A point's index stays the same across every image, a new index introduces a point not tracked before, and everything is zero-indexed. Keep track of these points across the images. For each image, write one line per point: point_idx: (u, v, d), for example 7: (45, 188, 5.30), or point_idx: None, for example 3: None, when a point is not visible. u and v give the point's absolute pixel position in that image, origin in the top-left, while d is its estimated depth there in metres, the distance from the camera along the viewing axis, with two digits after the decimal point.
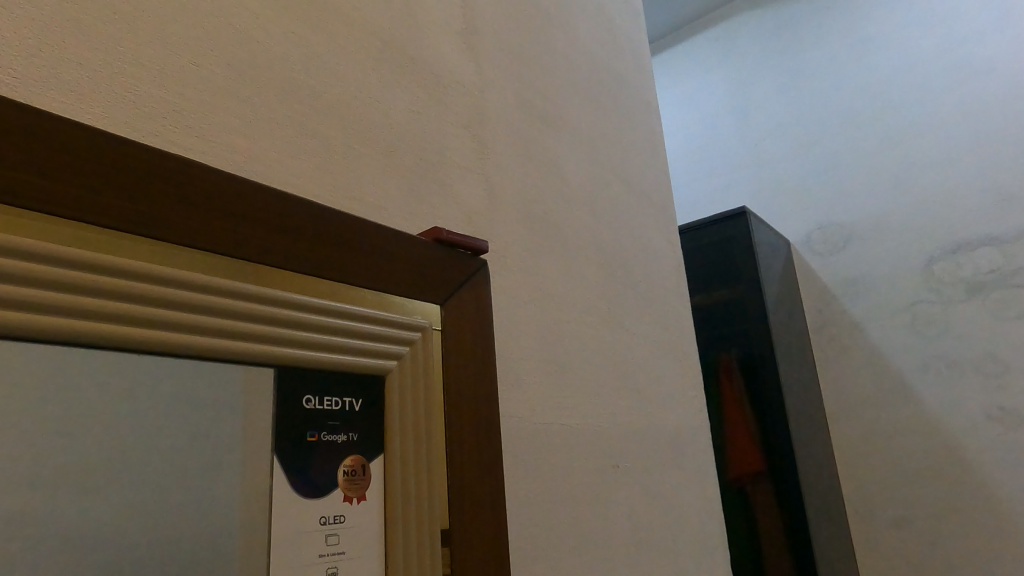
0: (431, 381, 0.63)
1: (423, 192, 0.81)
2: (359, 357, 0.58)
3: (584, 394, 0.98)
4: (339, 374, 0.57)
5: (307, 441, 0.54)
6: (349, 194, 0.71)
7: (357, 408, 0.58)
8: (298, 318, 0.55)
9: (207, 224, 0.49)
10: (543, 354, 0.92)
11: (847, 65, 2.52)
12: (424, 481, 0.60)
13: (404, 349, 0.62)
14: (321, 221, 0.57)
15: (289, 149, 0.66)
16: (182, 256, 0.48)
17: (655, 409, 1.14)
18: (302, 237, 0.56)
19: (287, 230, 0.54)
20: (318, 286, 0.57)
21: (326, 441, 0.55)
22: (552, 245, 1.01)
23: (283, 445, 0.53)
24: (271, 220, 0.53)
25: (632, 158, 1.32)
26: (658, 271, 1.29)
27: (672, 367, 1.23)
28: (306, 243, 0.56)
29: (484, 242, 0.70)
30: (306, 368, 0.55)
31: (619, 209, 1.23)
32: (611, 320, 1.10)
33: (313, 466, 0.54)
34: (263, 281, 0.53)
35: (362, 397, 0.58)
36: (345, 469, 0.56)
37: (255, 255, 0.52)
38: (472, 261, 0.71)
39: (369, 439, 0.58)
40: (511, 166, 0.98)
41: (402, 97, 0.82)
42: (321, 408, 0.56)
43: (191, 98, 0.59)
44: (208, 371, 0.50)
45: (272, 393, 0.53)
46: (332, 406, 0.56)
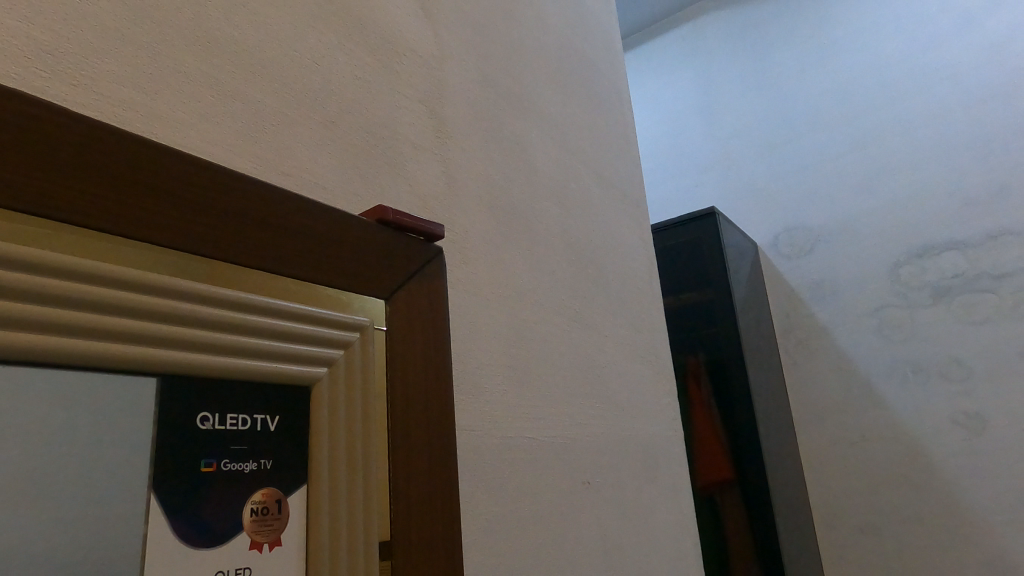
0: (371, 393, 0.50)
1: (370, 171, 0.69)
2: (281, 364, 0.46)
3: (552, 403, 0.88)
4: (253, 385, 0.44)
5: (200, 472, 0.39)
6: (277, 169, 0.59)
7: (273, 427, 0.43)
8: (199, 312, 0.42)
9: (67, 185, 0.36)
10: (507, 359, 0.82)
11: (814, 67, 2.48)
12: (359, 511, 0.47)
13: (339, 353, 0.49)
14: (232, 189, 0.44)
15: (200, 109, 0.54)
16: (27, 228, 0.35)
17: (627, 417, 1.05)
18: (206, 208, 0.42)
19: (184, 198, 0.41)
20: (225, 272, 0.44)
21: (228, 472, 0.40)
22: (518, 238, 0.91)
23: (165, 480, 0.37)
24: (163, 184, 0.40)
25: (603, 148, 1.23)
26: (631, 270, 1.20)
27: (645, 372, 1.15)
28: (210, 216, 0.42)
29: (439, 227, 0.58)
30: (208, 377, 0.41)
31: (589, 202, 1.13)
32: (581, 321, 1.01)
33: (207, 506, 0.39)
34: (150, 265, 0.40)
35: (282, 414, 0.44)
36: (253, 506, 0.41)
37: (137, 229, 0.39)
38: (425, 247, 0.58)
39: (288, 468, 0.43)
40: (472, 149, 0.87)
41: (346, 61, 0.71)
42: (223, 427, 0.41)
43: (67, 40, 0.47)
44: (64, 381, 0.35)
45: (152, 411, 0.38)
46: (237, 425, 0.42)
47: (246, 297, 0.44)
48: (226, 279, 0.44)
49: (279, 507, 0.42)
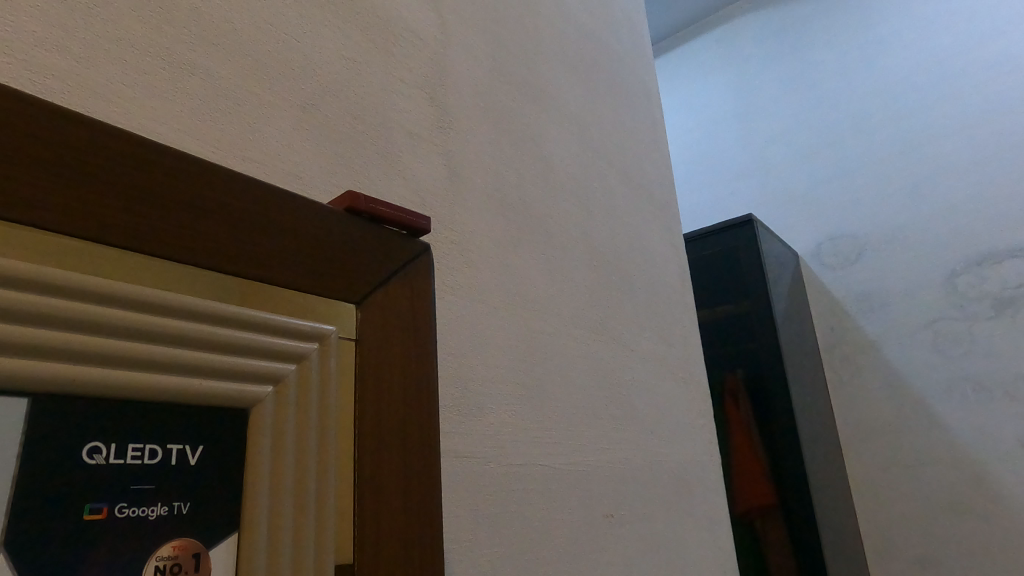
0: (329, 428, 0.41)
1: (356, 161, 0.61)
2: (213, 380, 0.36)
3: (569, 425, 0.78)
4: (171, 408, 0.34)
5: (83, 521, 0.29)
6: (243, 154, 0.51)
7: (193, 461, 0.34)
8: (101, 316, 0.32)
9: None
10: (516, 376, 0.72)
11: (858, 66, 2.35)
12: (308, 560, 0.37)
13: (290, 368, 0.40)
14: (149, 165, 0.35)
15: (148, 82, 0.47)
16: None
17: (656, 440, 0.94)
18: (110, 186, 0.33)
19: (76, 173, 0.32)
20: (140, 265, 0.35)
21: (124, 521, 0.30)
22: (531, 240, 0.82)
23: (31, 531, 0.28)
24: (56, 153, 0.32)
25: (630, 145, 1.14)
26: (660, 278, 1.10)
27: (677, 391, 1.04)
28: (116, 198, 0.33)
29: (427, 220, 0.49)
30: (109, 398, 0.32)
31: (614, 203, 1.04)
32: (604, 334, 0.91)
33: (90, 568, 0.29)
34: (34, 255, 0.31)
35: (206, 443, 0.35)
36: (159, 564, 0.31)
37: (4, 210, 0.30)
38: (409, 245, 0.49)
39: (213, 513, 0.34)
40: (480, 142, 0.79)
41: (333, 39, 0.63)
42: (121, 461, 0.31)
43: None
44: None
45: (20, 440, 0.29)
46: (141, 458, 0.32)
47: (167, 297, 0.35)
48: (140, 275, 0.34)
49: (195, 564, 0.33)
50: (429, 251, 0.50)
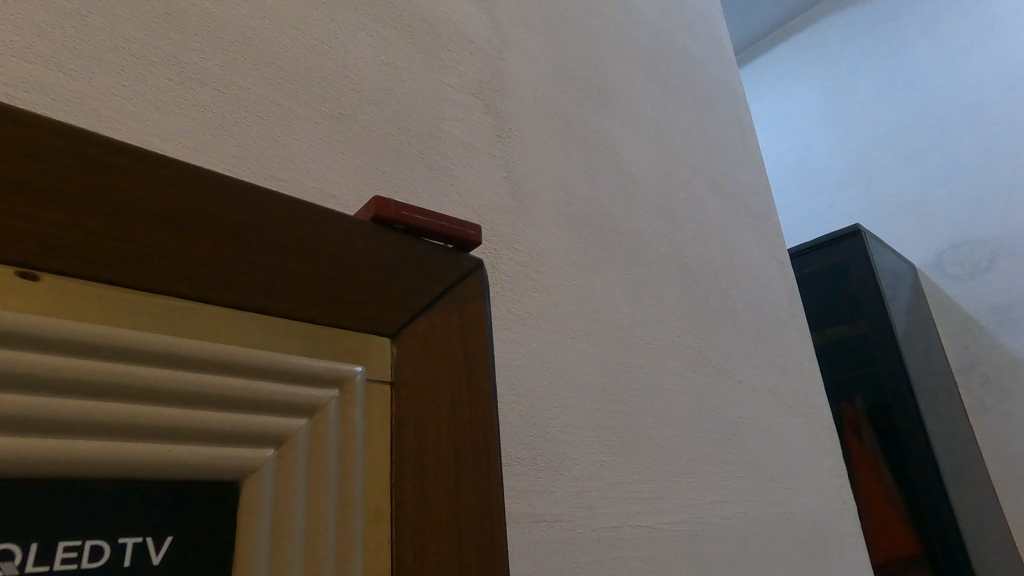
0: (355, 503, 0.31)
1: (402, 177, 0.53)
2: (195, 445, 0.28)
3: (671, 475, 0.65)
4: (127, 488, 0.26)
5: None
6: (265, 172, 0.45)
7: (154, 560, 0.25)
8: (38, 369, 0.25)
9: None
10: (602, 418, 0.61)
11: (970, 52, 2.06)
12: None
13: (302, 424, 0.31)
14: (105, 170, 0.27)
15: (151, 94, 0.41)
16: None
17: (777, 488, 0.79)
18: (51, 201, 0.26)
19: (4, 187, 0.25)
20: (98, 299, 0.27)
21: None
22: (611, 260, 0.71)
23: None
24: None
25: (719, 150, 1.02)
26: (765, 296, 0.95)
27: (796, 427, 0.88)
28: (59, 216, 0.26)
29: (478, 229, 0.40)
30: (38, 477, 0.24)
31: (703, 214, 0.91)
32: (706, 364, 0.77)
33: None
34: None
35: (176, 531, 0.26)
36: None
37: None
38: (457, 262, 0.39)
39: None
40: (546, 153, 0.70)
41: (373, 44, 0.56)
42: (46, 569, 0.23)
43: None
44: None
45: None
46: (76, 560, 0.24)
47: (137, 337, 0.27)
48: (98, 312, 0.27)
49: None
50: (482, 267, 0.40)
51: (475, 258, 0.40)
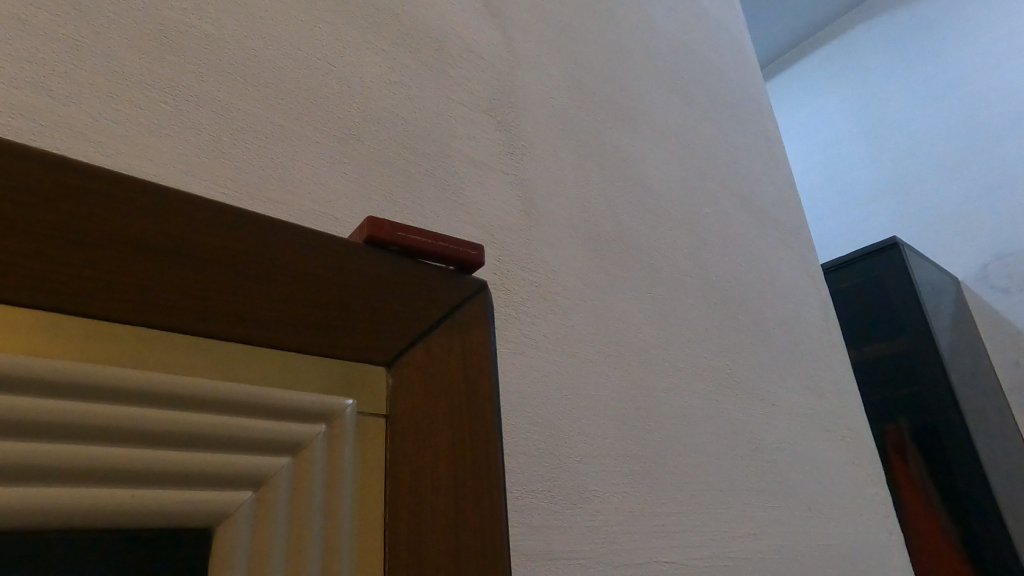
0: (343, 548, 0.29)
1: (408, 199, 0.52)
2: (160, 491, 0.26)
3: (700, 507, 0.61)
4: (90, 539, 0.24)
5: None
6: (263, 196, 0.43)
7: None
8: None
9: None
10: (624, 446, 0.58)
11: (1010, 54, 1.90)
12: None
13: (286, 463, 0.29)
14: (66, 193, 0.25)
15: (144, 119, 0.40)
16: None
17: (817, 518, 0.74)
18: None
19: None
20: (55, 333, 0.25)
21: None
22: (631, 278, 0.68)
23: None
24: None
25: (744, 163, 0.98)
26: (798, 313, 0.91)
27: (835, 452, 0.83)
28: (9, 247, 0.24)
29: (479, 248, 0.38)
30: None
31: (728, 228, 0.87)
32: (735, 386, 0.74)
33: None
34: None
35: None
36: None
37: None
38: (457, 284, 0.36)
39: None
40: (560, 169, 0.67)
41: (378, 62, 0.55)
42: None
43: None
44: None
45: None
46: None
47: (98, 375, 0.25)
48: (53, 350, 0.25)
49: None
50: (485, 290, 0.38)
51: (478, 280, 0.38)
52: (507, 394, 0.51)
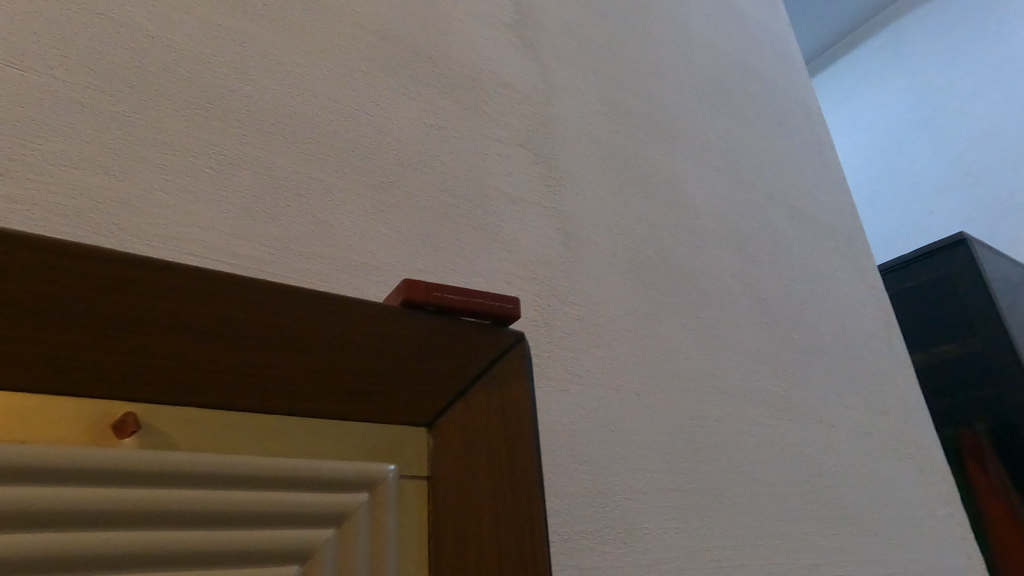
0: None
1: (447, 240, 0.52)
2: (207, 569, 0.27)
3: (758, 539, 0.59)
4: None
5: None
6: (306, 251, 0.44)
7: None
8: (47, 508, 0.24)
9: None
10: (675, 480, 0.56)
11: None
12: None
13: (330, 534, 0.30)
14: (117, 291, 0.26)
15: (191, 186, 0.41)
16: None
17: (885, 544, 0.71)
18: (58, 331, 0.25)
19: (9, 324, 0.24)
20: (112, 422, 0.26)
21: None
22: (678, 303, 0.67)
23: None
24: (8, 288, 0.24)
25: (792, 172, 0.95)
26: (856, 327, 0.87)
27: (902, 471, 0.79)
28: (68, 346, 0.25)
29: (513, 301, 0.38)
30: None
31: (778, 241, 0.85)
32: (791, 409, 0.71)
33: None
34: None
35: None
36: None
37: None
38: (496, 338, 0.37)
39: None
40: (598, 197, 0.67)
41: (412, 106, 0.56)
42: None
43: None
44: None
45: None
46: None
47: (148, 461, 0.26)
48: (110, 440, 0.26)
49: None
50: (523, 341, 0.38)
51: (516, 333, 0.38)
52: (554, 432, 0.51)
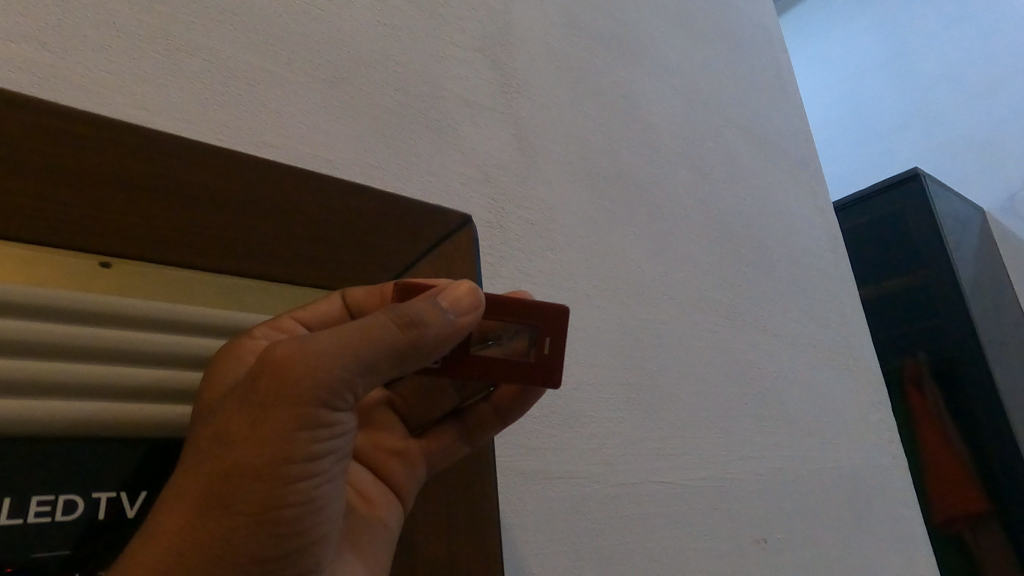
0: None
1: (404, 139, 0.53)
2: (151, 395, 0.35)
3: (698, 431, 0.64)
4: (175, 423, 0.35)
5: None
6: (260, 141, 0.45)
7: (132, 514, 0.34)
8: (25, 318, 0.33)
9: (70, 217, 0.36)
10: (622, 374, 0.60)
11: None
12: None
13: None
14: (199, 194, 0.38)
15: (135, 69, 0.41)
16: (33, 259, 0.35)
17: (819, 442, 0.77)
18: (111, 164, 0.32)
19: (96, 143, 0.30)
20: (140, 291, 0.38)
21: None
22: (631, 215, 0.69)
23: None
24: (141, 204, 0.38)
25: (751, 94, 0.96)
26: (805, 246, 0.91)
27: (840, 381, 0.85)
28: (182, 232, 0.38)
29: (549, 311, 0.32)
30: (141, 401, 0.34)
31: (734, 160, 0.86)
32: (737, 318, 0.75)
33: None
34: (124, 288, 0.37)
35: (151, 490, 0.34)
36: None
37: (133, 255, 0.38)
38: (528, 364, 0.32)
39: None
40: (556, 108, 0.67)
41: (364, 3, 0.55)
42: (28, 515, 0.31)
43: None
44: None
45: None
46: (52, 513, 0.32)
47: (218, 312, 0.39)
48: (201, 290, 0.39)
49: None
50: (539, 332, 0.32)
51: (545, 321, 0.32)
52: None
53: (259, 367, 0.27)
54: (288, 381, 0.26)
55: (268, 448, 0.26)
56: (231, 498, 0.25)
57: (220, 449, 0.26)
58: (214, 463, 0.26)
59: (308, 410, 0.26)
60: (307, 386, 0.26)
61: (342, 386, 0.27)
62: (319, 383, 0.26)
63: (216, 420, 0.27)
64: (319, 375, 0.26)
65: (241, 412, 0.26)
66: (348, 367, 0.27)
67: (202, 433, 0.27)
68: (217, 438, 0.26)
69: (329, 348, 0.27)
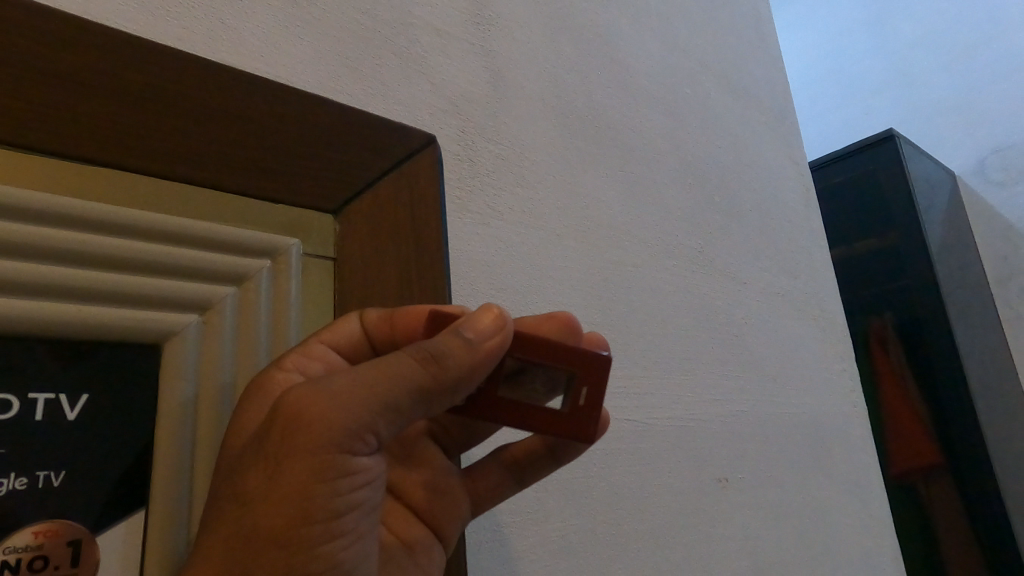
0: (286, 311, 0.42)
1: (368, 64, 0.51)
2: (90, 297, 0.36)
3: (664, 371, 0.64)
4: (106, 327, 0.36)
5: None
6: (215, 57, 0.43)
7: (72, 418, 0.35)
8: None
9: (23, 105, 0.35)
10: (590, 313, 0.60)
11: None
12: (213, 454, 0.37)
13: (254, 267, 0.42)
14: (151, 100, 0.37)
15: None
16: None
17: (783, 388, 0.78)
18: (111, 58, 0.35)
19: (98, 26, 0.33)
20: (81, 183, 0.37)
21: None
22: (604, 156, 0.68)
23: None
24: None
25: (729, 42, 0.94)
26: (778, 197, 0.91)
27: (806, 330, 0.86)
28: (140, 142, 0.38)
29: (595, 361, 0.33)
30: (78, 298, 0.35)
31: (710, 108, 0.86)
32: (706, 264, 0.75)
33: None
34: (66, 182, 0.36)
35: (91, 393, 0.36)
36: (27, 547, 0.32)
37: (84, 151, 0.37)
38: (560, 413, 0.33)
39: (92, 477, 0.35)
40: (527, 43, 0.65)
41: None
42: None
43: None
44: None
45: None
46: None
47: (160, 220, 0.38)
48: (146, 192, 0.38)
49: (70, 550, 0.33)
50: (576, 379, 0.33)
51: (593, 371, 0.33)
52: (473, 258, 0.52)
53: (280, 419, 0.29)
54: (306, 431, 0.28)
55: (294, 497, 0.28)
56: (265, 548, 0.28)
57: (246, 506, 0.28)
58: (246, 514, 0.28)
59: (330, 453, 0.28)
60: (324, 433, 0.28)
61: (360, 430, 0.29)
62: (336, 426, 0.28)
63: (244, 469, 0.29)
64: (337, 423, 0.28)
65: (268, 466, 0.28)
66: (366, 409, 0.29)
67: (233, 482, 0.30)
68: (246, 488, 0.28)
69: (345, 392, 0.29)
